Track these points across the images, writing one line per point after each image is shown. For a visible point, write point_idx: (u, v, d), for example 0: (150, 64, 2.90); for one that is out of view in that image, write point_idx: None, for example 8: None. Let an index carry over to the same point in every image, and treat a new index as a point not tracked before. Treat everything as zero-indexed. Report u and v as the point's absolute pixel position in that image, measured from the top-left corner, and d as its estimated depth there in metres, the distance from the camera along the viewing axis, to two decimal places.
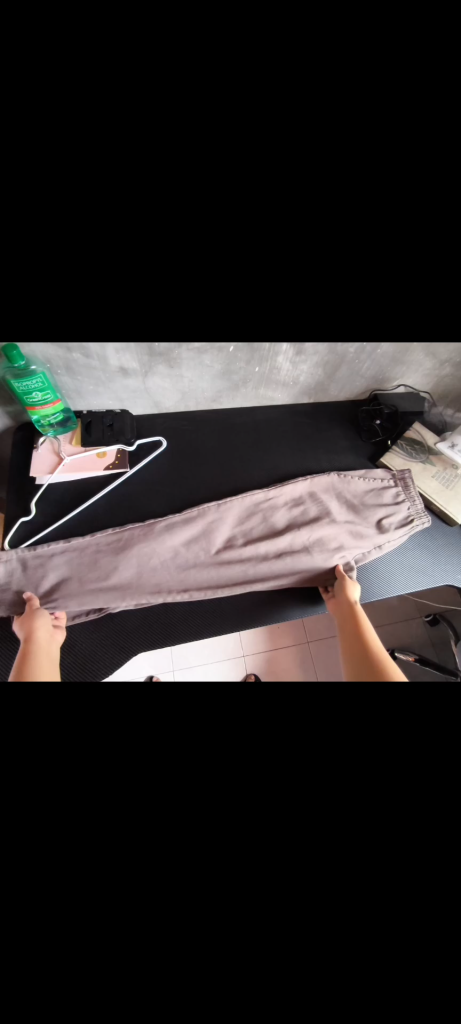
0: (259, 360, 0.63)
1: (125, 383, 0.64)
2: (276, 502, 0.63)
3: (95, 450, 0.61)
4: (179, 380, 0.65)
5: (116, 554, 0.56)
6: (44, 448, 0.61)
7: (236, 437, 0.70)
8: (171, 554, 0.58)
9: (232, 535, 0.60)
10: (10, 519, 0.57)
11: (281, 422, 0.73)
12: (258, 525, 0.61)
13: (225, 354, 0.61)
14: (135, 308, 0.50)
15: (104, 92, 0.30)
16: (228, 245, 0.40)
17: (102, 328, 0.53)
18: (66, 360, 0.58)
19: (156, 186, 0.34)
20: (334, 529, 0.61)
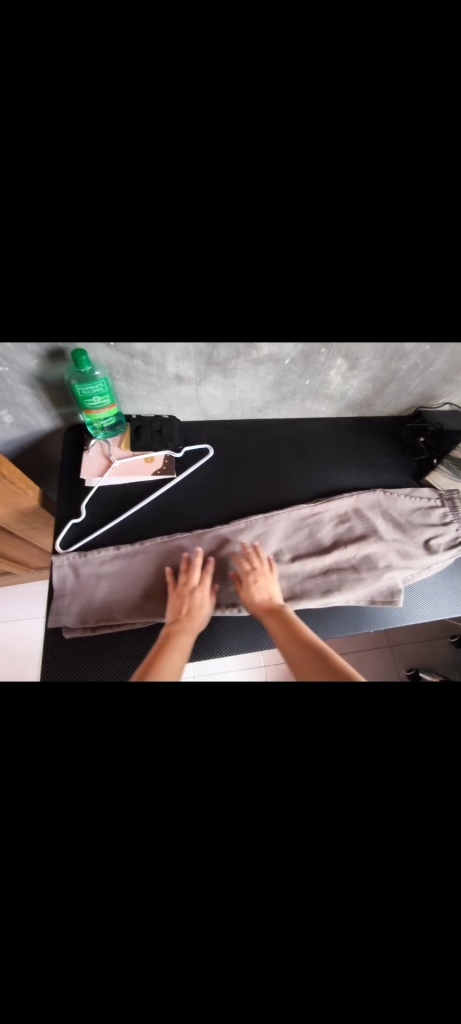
0: (311, 371, 0.64)
1: (177, 389, 0.65)
2: (321, 519, 0.62)
3: (144, 454, 0.62)
4: (230, 388, 0.66)
5: (164, 565, 0.57)
6: (94, 451, 0.61)
7: (281, 448, 0.70)
8: (217, 567, 0.58)
9: (278, 550, 0.60)
10: (60, 518, 0.58)
11: (325, 436, 0.73)
12: (303, 539, 0.61)
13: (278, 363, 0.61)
14: (197, 303, 0.51)
15: (199, 100, 0.36)
16: (296, 231, 0.44)
17: (161, 326, 0.55)
18: (124, 363, 0.60)
19: (231, 186, 0.39)
20: (380, 547, 0.60)
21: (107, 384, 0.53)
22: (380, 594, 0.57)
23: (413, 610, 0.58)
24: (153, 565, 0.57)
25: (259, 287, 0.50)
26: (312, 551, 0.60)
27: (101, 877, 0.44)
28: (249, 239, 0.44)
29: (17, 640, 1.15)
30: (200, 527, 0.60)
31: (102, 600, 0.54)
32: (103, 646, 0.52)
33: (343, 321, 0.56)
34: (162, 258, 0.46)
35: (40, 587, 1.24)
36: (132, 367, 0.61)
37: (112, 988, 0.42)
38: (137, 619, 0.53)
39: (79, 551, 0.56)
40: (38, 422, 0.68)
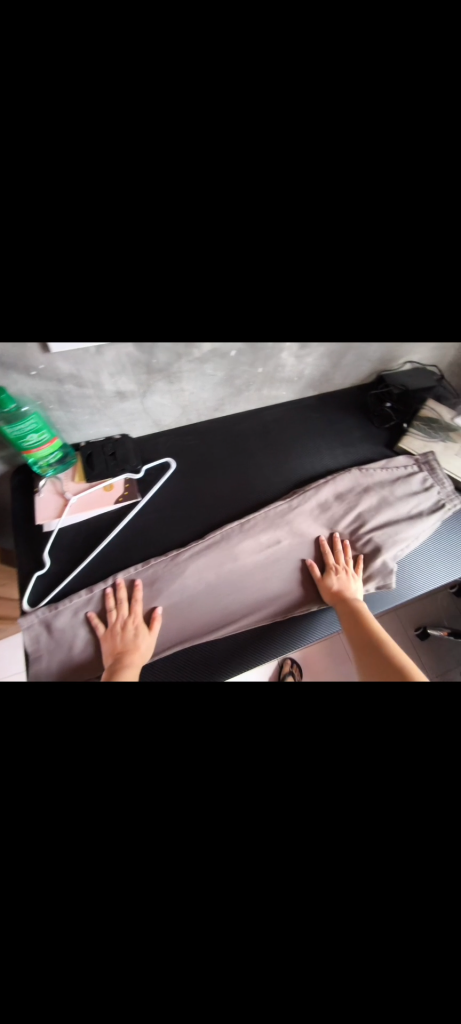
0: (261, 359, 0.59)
1: (121, 406, 0.59)
2: (301, 512, 0.59)
3: (101, 483, 0.57)
4: (179, 393, 0.61)
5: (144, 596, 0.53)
6: (46, 490, 0.56)
7: (246, 445, 0.66)
8: (201, 584, 0.55)
9: (262, 554, 0.57)
10: (24, 572, 0.52)
11: (289, 421, 0.69)
12: (286, 537, 0.58)
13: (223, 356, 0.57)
14: (119, 312, 0.45)
15: None
16: (216, 234, 0.36)
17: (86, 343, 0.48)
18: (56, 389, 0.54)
19: (126, 181, 0.32)
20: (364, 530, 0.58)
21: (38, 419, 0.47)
22: (373, 578, 0.55)
23: (411, 585, 0.57)
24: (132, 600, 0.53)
25: (190, 285, 0.43)
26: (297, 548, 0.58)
27: None
28: (167, 233, 0.38)
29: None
30: (176, 547, 0.56)
31: (85, 644, 0.51)
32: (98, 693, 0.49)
33: (284, 302, 0.50)
34: (85, 273, 0.39)
35: None
36: (66, 391, 0.55)
37: (178, 999, 0.45)
38: None
39: (49, 603, 0.51)
40: None
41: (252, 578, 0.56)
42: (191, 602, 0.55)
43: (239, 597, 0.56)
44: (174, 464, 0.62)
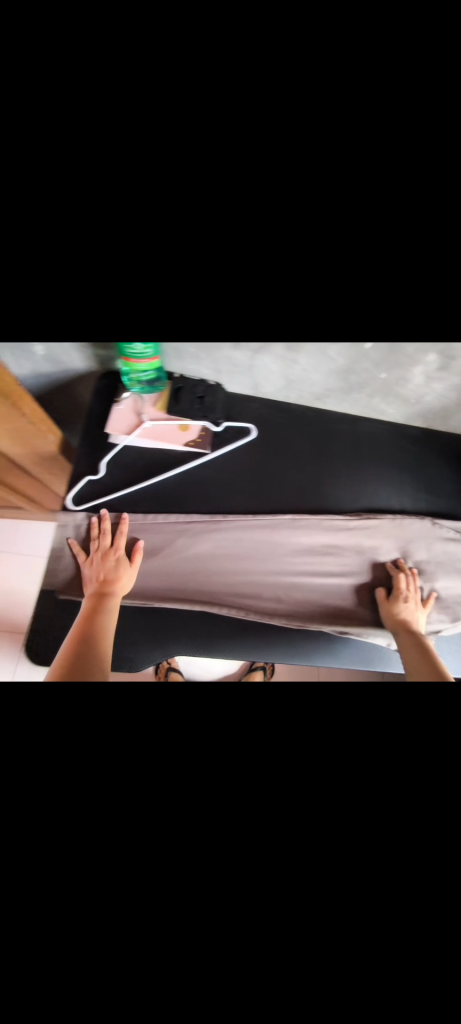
0: (391, 365, 0.51)
1: (231, 354, 0.52)
2: (355, 533, 0.57)
3: (178, 420, 0.56)
4: (291, 362, 0.53)
5: (175, 535, 0.57)
6: (127, 406, 0.55)
7: (333, 446, 0.61)
8: (235, 552, 0.56)
9: (307, 552, 0.56)
10: (79, 473, 0.54)
11: (385, 443, 0.63)
12: (334, 553, 0.56)
13: (355, 348, 0.49)
14: (276, 321, 0.45)
15: (369, 86, 0.28)
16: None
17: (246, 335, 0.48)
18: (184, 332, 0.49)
19: (373, 142, 0.29)
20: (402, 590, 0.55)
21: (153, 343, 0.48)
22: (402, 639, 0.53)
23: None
24: (160, 533, 0.56)
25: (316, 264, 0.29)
26: (338, 566, 0.57)
27: (75, 950, 0.31)
28: (331, 214, 0.32)
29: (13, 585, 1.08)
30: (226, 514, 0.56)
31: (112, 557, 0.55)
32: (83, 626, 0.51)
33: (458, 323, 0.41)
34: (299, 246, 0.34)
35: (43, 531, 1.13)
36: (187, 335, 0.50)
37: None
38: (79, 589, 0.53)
39: (98, 506, 0.55)
40: (65, 366, 0.58)
41: (285, 578, 0.55)
42: (223, 565, 0.55)
43: (264, 588, 0.55)
44: (255, 432, 0.59)
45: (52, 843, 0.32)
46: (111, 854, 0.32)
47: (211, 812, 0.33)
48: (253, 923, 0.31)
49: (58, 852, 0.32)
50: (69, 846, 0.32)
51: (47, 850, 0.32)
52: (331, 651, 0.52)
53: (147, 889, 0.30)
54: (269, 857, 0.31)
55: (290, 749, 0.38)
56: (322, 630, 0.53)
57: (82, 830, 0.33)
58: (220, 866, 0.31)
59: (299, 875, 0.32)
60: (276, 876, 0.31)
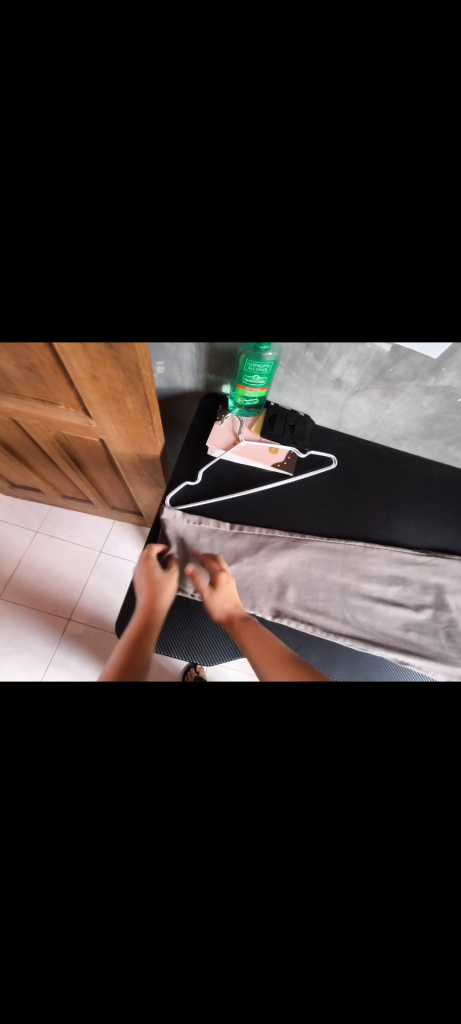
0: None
1: (330, 391, 0.58)
2: (423, 571, 0.59)
3: (269, 443, 0.61)
4: (382, 405, 0.58)
5: (252, 549, 0.58)
6: (226, 425, 0.62)
7: (406, 483, 0.64)
8: (307, 570, 0.58)
9: (376, 581, 0.58)
10: (177, 478, 0.61)
11: (456, 487, 0.65)
12: (402, 586, 0.58)
13: (448, 398, 0.52)
14: (385, 364, 0.50)
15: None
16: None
17: (350, 374, 0.53)
18: (291, 365, 0.55)
19: None
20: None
21: (269, 375, 0.54)
22: None
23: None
24: (239, 543, 0.58)
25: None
26: (406, 602, 0.57)
27: (130, 976, 0.27)
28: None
29: (66, 567, 1.16)
30: (301, 533, 0.59)
31: (191, 559, 0.57)
32: (162, 618, 0.54)
33: None
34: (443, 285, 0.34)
35: (99, 522, 1.22)
36: (294, 369, 0.56)
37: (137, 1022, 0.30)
38: (180, 580, 0.56)
39: (186, 509, 0.59)
40: (175, 382, 0.66)
41: (354, 604, 0.56)
42: (298, 580, 0.57)
43: (333, 610, 0.56)
44: (335, 463, 0.64)
45: (119, 847, 0.30)
46: (175, 870, 0.29)
47: (288, 853, 0.30)
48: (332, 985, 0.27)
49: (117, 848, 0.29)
50: (130, 847, 0.29)
51: (111, 858, 0.29)
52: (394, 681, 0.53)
53: (220, 920, 0.28)
54: (357, 933, 0.27)
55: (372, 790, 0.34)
56: (382, 660, 0.54)
57: (157, 837, 0.30)
58: (296, 921, 0.28)
59: (395, 968, 0.26)
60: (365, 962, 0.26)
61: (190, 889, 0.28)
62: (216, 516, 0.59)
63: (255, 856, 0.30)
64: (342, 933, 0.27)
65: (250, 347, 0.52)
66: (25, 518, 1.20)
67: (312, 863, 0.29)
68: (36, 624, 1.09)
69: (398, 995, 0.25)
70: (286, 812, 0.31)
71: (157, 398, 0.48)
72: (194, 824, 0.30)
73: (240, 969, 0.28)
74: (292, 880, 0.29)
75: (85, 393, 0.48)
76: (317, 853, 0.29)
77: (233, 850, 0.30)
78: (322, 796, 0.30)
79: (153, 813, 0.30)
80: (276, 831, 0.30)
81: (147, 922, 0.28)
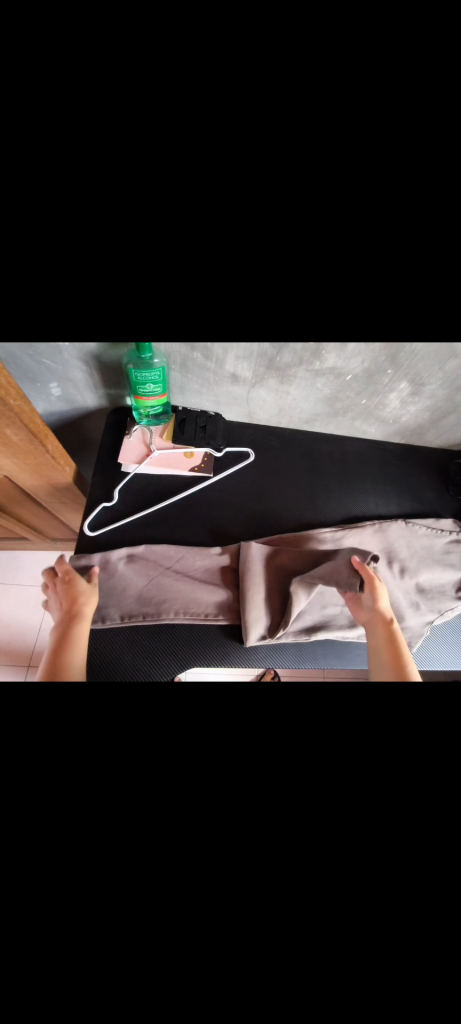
0: (370, 391, 0.58)
1: (230, 387, 0.58)
2: (350, 543, 0.61)
3: (183, 447, 0.61)
4: (283, 393, 0.59)
5: (181, 564, 0.57)
6: (136, 436, 0.61)
7: (323, 463, 0.67)
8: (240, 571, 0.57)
9: None
10: (94, 500, 0.58)
11: (369, 458, 0.69)
12: None
13: (338, 377, 0.55)
14: (271, 350, 0.50)
15: (362, 117, 0.29)
16: None
17: (242, 366, 0.53)
18: (185, 366, 0.55)
19: None
20: (395, 590, 0.59)
21: (163, 379, 0.52)
22: (401, 636, 0.57)
23: (427, 656, 0.58)
24: (167, 561, 0.57)
25: (326, 281, 0.33)
26: None
27: None
28: None
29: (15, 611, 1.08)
30: (231, 531, 0.59)
31: (117, 588, 0.54)
32: (96, 654, 0.50)
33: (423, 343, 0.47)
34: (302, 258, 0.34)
35: (43, 556, 1.15)
36: (189, 370, 0.56)
37: None
38: (106, 616, 0.52)
39: (107, 532, 0.57)
40: (76, 401, 0.63)
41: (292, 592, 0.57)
42: (233, 585, 0.57)
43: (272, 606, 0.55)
44: (254, 456, 0.64)
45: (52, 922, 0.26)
46: (124, 920, 0.27)
47: (238, 851, 0.30)
48: (298, 965, 0.27)
49: (51, 918, 0.26)
50: (69, 912, 0.26)
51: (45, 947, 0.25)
52: (341, 655, 0.55)
53: (174, 933, 0.27)
54: (314, 901, 0.28)
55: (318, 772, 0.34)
56: (326, 639, 0.55)
57: (98, 885, 0.27)
58: (249, 914, 0.28)
59: (359, 925, 0.28)
60: (324, 932, 0.27)
61: (133, 916, 0.27)
62: (141, 532, 0.58)
63: (201, 864, 0.29)
64: (294, 904, 0.28)
65: (136, 355, 0.51)
66: None
67: (259, 851, 0.30)
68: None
69: (357, 945, 0.27)
70: (228, 814, 0.31)
71: (44, 428, 0.47)
72: (140, 848, 0.29)
73: (207, 987, 0.27)
74: (243, 879, 0.29)
75: None
76: (263, 839, 0.30)
77: (180, 868, 0.29)
78: (256, 781, 0.32)
79: (93, 853, 0.28)
80: (221, 840, 0.30)
81: (100, 959, 0.26)
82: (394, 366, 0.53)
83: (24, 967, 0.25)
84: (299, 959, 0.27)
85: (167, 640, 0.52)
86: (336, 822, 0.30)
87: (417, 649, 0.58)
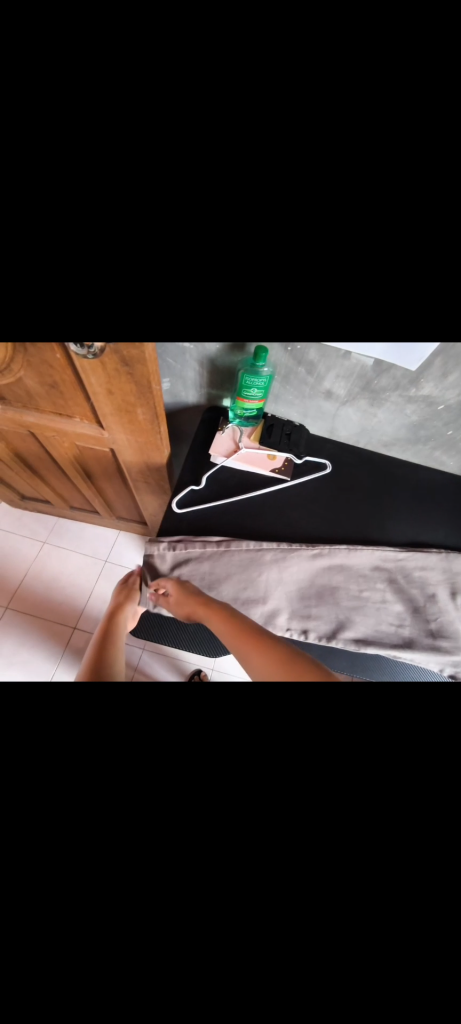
0: (459, 423, 0.59)
1: (321, 402, 0.63)
2: (414, 567, 0.61)
3: (268, 450, 0.66)
4: (371, 414, 0.63)
5: (246, 560, 0.61)
6: (227, 434, 0.67)
7: (396, 486, 0.69)
8: (298, 578, 0.61)
9: (369, 580, 0.61)
10: (183, 483, 0.65)
11: (444, 490, 0.69)
12: (394, 584, 0.61)
13: (429, 404, 0.57)
14: (371, 372, 0.54)
15: None
16: None
17: (339, 383, 0.58)
18: (286, 378, 0.61)
19: None
20: (457, 622, 0.58)
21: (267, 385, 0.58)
22: (456, 670, 0.56)
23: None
24: (233, 556, 0.61)
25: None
26: (399, 597, 0.61)
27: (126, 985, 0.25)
28: None
29: (72, 578, 1.19)
30: (299, 534, 0.63)
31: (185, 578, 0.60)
32: (170, 625, 0.59)
33: None
34: None
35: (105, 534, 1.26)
36: (288, 382, 0.62)
37: None
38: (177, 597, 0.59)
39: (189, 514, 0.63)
40: (180, 398, 0.72)
41: (344, 609, 0.59)
42: (290, 589, 0.61)
43: (325, 617, 0.59)
44: (330, 468, 0.68)
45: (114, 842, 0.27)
46: (177, 869, 0.26)
47: (294, 850, 0.27)
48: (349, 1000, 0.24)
49: (114, 838, 0.27)
50: (131, 839, 0.27)
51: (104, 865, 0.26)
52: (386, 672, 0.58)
53: (224, 914, 0.25)
54: (375, 907, 0.25)
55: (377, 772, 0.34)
56: (376, 654, 0.57)
57: (159, 829, 0.27)
58: (305, 911, 0.25)
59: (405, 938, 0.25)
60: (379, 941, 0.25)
61: (183, 878, 0.26)
62: (217, 519, 0.63)
63: (264, 843, 0.28)
64: (358, 915, 0.25)
65: (247, 363, 0.58)
66: (32, 531, 1.24)
67: (326, 853, 0.26)
68: (44, 634, 1.11)
69: (423, 969, 0.23)
70: (292, 804, 0.28)
71: (163, 409, 0.54)
72: (198, 818, 0.28)
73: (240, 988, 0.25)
74: (298, 875, 0.26)
75: (99, 404, 0.53)
76: (336, 843, 0.26)
77: (236, 834, 0.28)
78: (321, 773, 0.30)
79: (156, 804, 0.28)
80: (274, 840, 0.28)
81: (148, 906, 0.25)
82: None
83: (88, 876, 0.25)
84: (356, 981, 0.24)
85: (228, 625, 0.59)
86: (414, 863, 0.25)
87: None
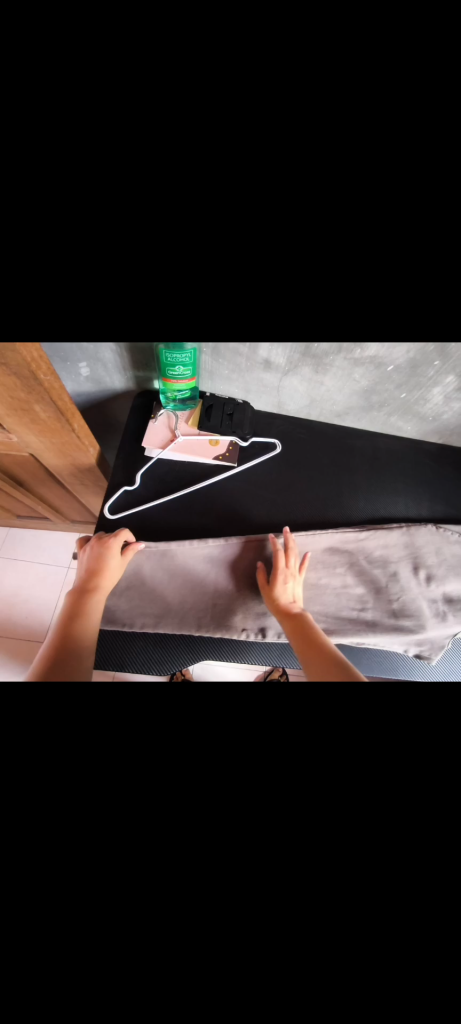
0: (411, 385, 0.54)
1: (261, 375, 0.56)
2: (374, 546, 0.58)
3: (208, 436, 0.59)
4: (317, 383, 0.56)
5: (192, 564, 0.55)
6: (161, 421, 0.60)
7: (352, 459, 0.64)
8: (249, 575, 0.56)
9: (328, 564, 0.57)
10: (116, 483, 0.57)
11: (403, 457, 0.65)
12: (355, 567, 0.57)
13: (378, 367, 0.51)
14: None
15: None
16: None
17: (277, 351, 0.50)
18: (217, 350, 0.53)
19: None
20: (418, 597, 0.56)
21: (194, 361, 0.50)
22: (421, 648, 0.54)
23: (446, 667, 0.56)
24: (178, 559, 0.55)
25: (378, 288, 0.29)
26: (360, 580, 0.57)
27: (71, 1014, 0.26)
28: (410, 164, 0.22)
29: (32, 590, 1.11)
30: (251, 525, 0.58)
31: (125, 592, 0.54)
32: (110, 653, 0.51)
33: None
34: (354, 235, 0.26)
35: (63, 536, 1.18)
36: (220, 355, 0.54)
37: None
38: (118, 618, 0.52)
39: (125, 518, 0.56)
40: (104, 383, 0.62)
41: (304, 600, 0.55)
42: (244, 586, 0.56)
43: None
44: (280, 448, 0.62)
45: None
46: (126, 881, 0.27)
47: None
48: (286, 947, 0.27)
49: None
50: None
51: None
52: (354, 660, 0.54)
53: None
54: None
55: (338, 796, 0.30)
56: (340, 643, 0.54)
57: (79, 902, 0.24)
58: None
59: None
60: None
61: None
62: (158, 520, 0.56)
63: (198, 854, 0.28)
64: None
65: None
66: None
67: None
68: (7, 655, 1.04)
69: None
70: None
71: (70, 404, 0.45)
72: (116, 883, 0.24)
73: (192, 974, 0.27)
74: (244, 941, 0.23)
75: None
76: None
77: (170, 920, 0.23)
78: (262, 777, 0.30)
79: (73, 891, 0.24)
80: None
81: None
82: (442, 358, 0.48)
83: None
84: None
85: (180, 639, 0.53)
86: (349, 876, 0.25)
87: (436, 661, 0.55)
